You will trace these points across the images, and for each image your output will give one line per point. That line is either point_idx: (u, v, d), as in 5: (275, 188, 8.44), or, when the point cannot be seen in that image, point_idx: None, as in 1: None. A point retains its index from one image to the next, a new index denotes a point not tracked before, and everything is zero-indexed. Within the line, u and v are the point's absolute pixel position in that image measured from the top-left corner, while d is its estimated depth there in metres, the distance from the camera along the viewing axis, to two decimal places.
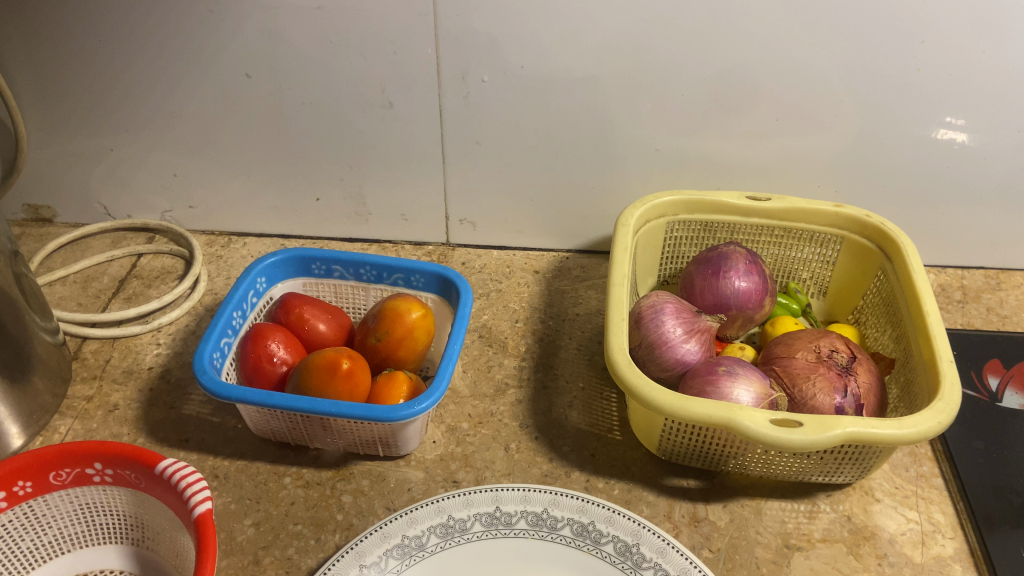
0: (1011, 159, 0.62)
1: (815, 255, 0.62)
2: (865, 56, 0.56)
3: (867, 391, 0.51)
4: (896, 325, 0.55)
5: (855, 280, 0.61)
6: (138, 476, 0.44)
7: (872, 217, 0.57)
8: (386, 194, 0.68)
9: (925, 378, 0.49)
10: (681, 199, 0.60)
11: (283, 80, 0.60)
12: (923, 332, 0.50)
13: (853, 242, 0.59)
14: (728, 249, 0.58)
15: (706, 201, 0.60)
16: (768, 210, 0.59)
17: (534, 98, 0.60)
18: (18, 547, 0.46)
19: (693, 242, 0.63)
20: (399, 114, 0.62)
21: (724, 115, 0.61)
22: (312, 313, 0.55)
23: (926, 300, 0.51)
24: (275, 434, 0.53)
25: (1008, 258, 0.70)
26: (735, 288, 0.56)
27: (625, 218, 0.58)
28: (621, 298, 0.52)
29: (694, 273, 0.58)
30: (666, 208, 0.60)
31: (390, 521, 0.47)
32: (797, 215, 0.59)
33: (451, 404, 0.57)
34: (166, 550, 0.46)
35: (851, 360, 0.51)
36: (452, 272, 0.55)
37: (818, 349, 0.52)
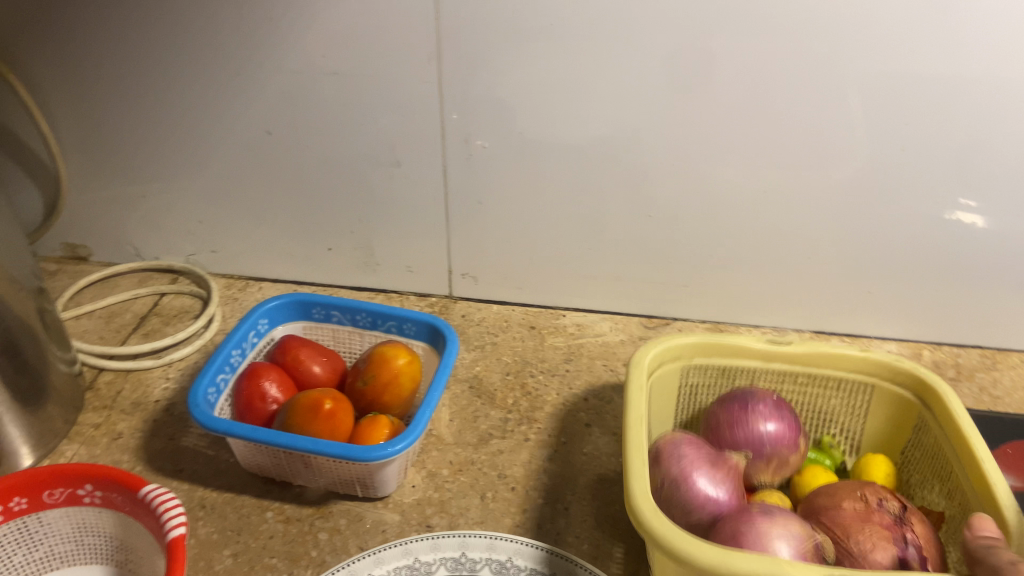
0: (999, 238, 0.63)
1: (841, 405, 0.57)
2: (848, 133, 0.58)
3: (928, 542, 0.45)
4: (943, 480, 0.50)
5: (892, 438, 0.56)
6: (123, 500, 0.47)
7: (908, 364, 0.53)
8: (392, 247, 0.71)
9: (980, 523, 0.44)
10: (702, 340, 0.55)
11: (299, 138, 0.64)
12: (977, 472, 0.46)
13: (884, 390, 0.55)
14: (751, 390, 0.54)
15: (724, 344, 0.55)
16: (789, 352, 0.55)
17: (530, 164, 0.64)
18: (10, 563, 0.49)
19: (710, 386, 0.58)
20: (405, 172, 0.65)
21: (714, 188, 0.63)
22: (308, 355, 0.58)
23: (974, 441, 0.47)
24: (262, 469, 0.55)
25: (1005, 338, 0.70)
26: (762, 430, 0.52)
27: (638, 359, 0.51)
28: (640, 414, 0.47)
29: (717, 412, 0.54)
30: (682, 350, 0.55)
31: (358, 560, 0.49)
32: (821, 359, 0.55)
33: (434, 451, 0.59)
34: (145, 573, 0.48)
35: (903, 508, 0.46)
36: (441, 321, 0.58)
37: (866, 498, 0.47)
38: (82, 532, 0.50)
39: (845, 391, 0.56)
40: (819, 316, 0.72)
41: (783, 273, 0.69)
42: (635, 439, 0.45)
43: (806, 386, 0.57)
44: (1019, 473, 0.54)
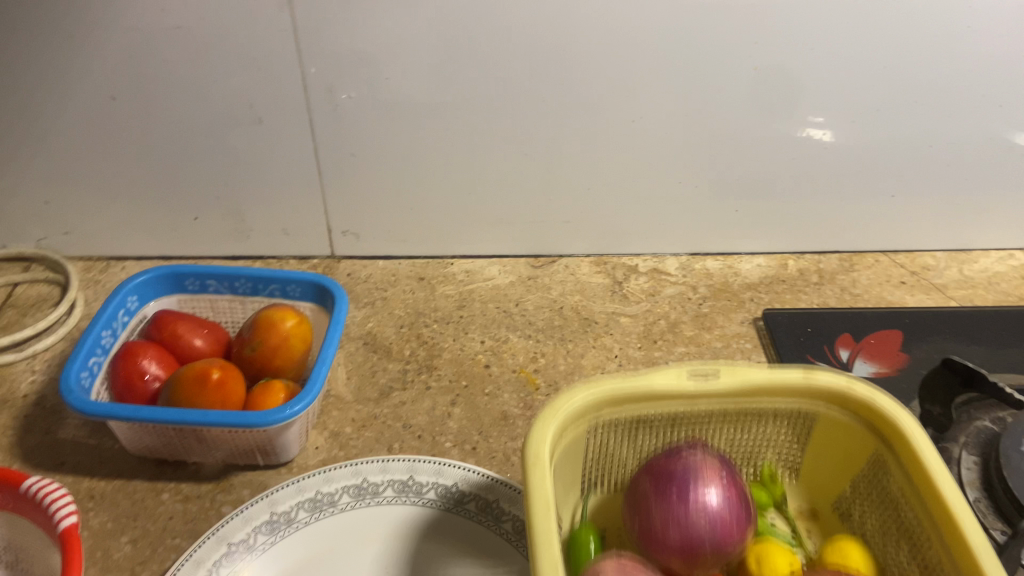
0: (849, 149, 0.67)
1: (782, 436, 0.45)
2: (708, 60, 0.60)
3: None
4: (910, 540, 0.39)
5: (826, 464, 0.46)
6: (3, 498, 0.44)
7: (855, 385, 0.41)
8: (266, 210, 0.68)
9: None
10: (613, 384, 0.41)
11: (150, 100, 0.60)
12: (919, 470, 0.38)
13: (829, 420, 0.43)
14: (690, 458, 0.41)
15: (630, 391, 0.41)
16: (721, 389, 0.41)
17: (401, 112, 0.62)
18: None
19: (624, 444, 0.44)
20: (270, 129, 0.63)
21: (585, 123, 0.64)
22: (187, 329, 0.56)
23: (940, 477, 0.36)
24: (151, 451, 0.53)
25: (859, 242, 0.76)
26: (707, 504, 0.39)
27: (533, 454, 0.37)
28: (547, 500, 0.35)
29: (648, 496, 0.40)
30: (578, 413, 0.40)
31: (252, 504, 0.47)
32: (758, 389, 0.42)
33: (334, 411, 0.58)
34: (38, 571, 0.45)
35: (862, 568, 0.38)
36: (327, 279, 0.57)
37: None
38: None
39: (779, 420, 0.44)
40: (694, 238, 0.75)
41: (657, 200, 0.71)
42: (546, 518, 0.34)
43: (736, 419, 0.44)
44: (881, 359, 0.59)
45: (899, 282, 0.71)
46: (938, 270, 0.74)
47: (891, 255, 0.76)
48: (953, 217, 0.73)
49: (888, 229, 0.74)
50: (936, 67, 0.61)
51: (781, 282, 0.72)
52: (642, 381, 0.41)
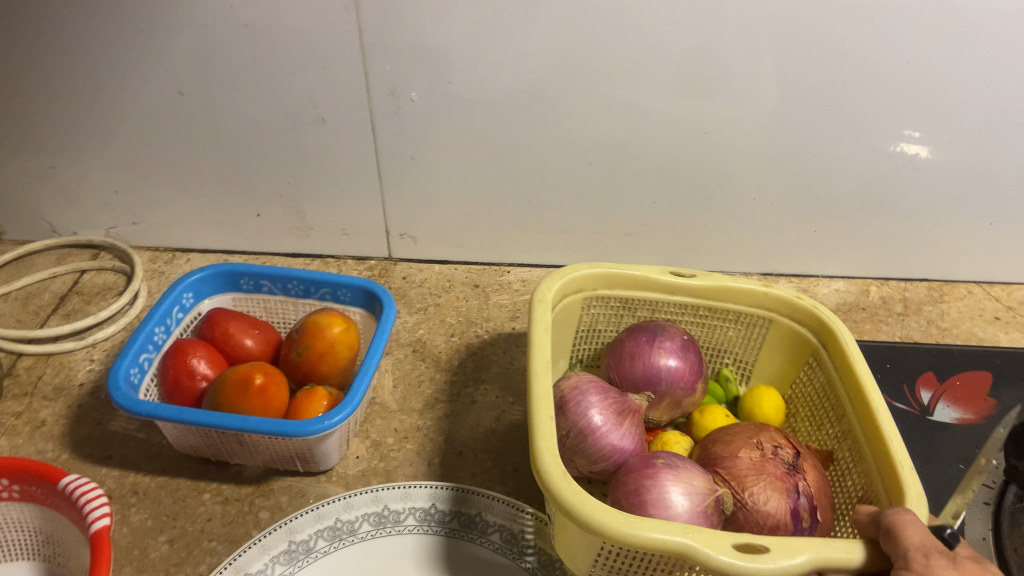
0: (944, 171, 0.62)
1: (737, 336, 0.57)
2: (791, 70, 0.56)
3: (819, 491, 0.46)
4: (830, 416, 0.50)
5: (781, 365, 0.56)
6: (43, 493, 0.44)
7: (804, 299, 0.52)
8: (326, 209, 0.68)
9: (880, 479, 0.42)
10: (611, 267, 0.53)
11: (216, 97, 0.60)
12: (854, 381, 0.47)
13: (782, 326, 0.54)
14: (664, 325, 0.54)
15: (624, 275, 0.53)
16: (694, 288, 0.53)
17: (464, 116, 0.61)
18: None
19: (611, 320, 0.57)
20: (331, 129, 0.62)
21: (656, 132, 0.61)
22: (238, 328, 0.55)
23: (869, 388, 0.45)
24: (196, 449, 0.53)
25: (948, 270, 0.70)
26: (664, 362, 0.51)
27: (543, 292, 0.49)
28: (545, 389, 0.43)
29: (625, 342, 0.53)
30: (583, 283, 0.53)
31: (269, 533, 0.46)
32: (723, 294, 0.54)
33: (378, 419, 0.57)
34: (73, 567, 0.46)
35: (796, 456, 0.47)
36: (377, 285, 0.55)
37: (761, 445, 0.47)
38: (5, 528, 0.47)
39: (743, 324, 0.56)
40: (766, 257, 0.71)
41: (726, 215, 0.68)
42: (540, 338, 0.46)
43: (705, 317, 0.56)
44: (966, 404, 0.54)
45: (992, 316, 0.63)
46: None
47: (984, 286, 0.70)
48: None
49: (982, 258, 0.69)
50: None
51: (860, 310, 0.64)
52: (635, 271, 0.53)
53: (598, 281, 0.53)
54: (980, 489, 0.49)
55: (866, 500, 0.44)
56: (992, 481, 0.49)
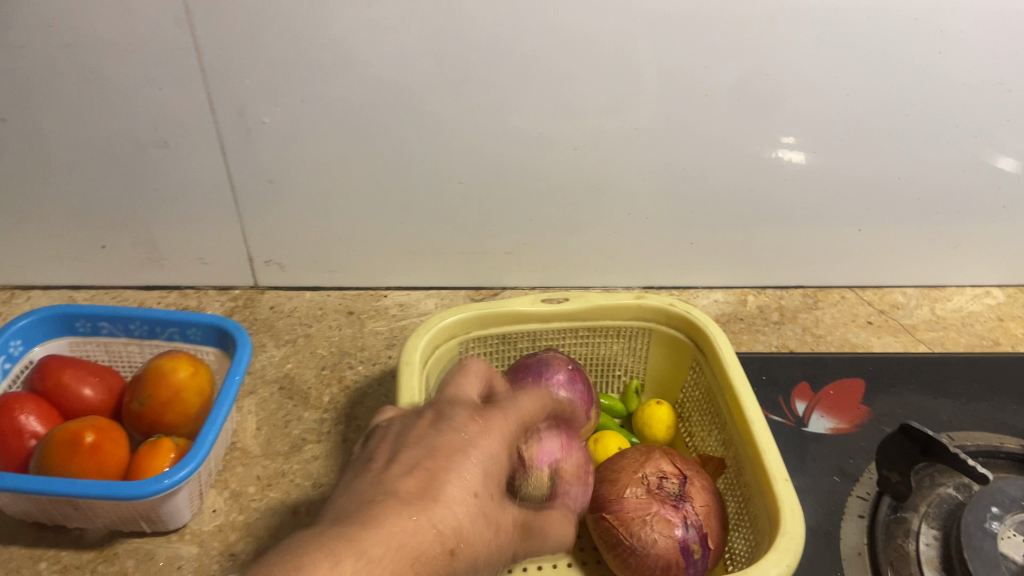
0: (808, 179, 0.62)
1: (623, 350, 0.54)
2: (651, 82, 0.55)
3: (707, 515, 0.44)
4: (715, 423, 0.49)
5: (670, 374, 0.53)
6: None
7: (677, 306, 0.50)
8: (179, 239, 0.62)
9: (760, 499, 0.42)
10: (479, 307, 0.51)
11: (43, 122, 0.55)
12: (731, 393, 0.46)
13: (662, 334, 0.52)
14: (547, 356, 0.50)
15: (494, 314, 0.51)
16: (566, 312, 0.51)
17: (320, 133, 0.57)
18: None
19: (495, 355, 0.54)
20: (177, 154, 0.57)
21: (524, 146, 0.59)
22: (74, 377, 0.50)
23: (745, 399, 0.45)
24: (29, 516, 0.47)
25: (825, 276, 0.71)
26: (556, 400, 0.48)
27: (408, 353, 0.47)
28: None
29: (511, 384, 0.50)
30: (454, 328, 0.51)
31: None
32: (597, 313, 0.51)
33: (238, 466, 0.52)
34: None
35: (683, 483, 0.44)
36: (230, 321, 0.51)
37: (646, 478, 0.45)
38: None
39: (626, 338, 0.53)
40: (648, 269, 0.70)
41: (606, 227, 0.66)
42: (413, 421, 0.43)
43: (587, 337, 0.53)
44: (840, 413, 0.54)
45: (865, 321, 0.63)
46: (908, 309, 0.69)
47: (860, 290, 0.72)
48: (927, 251, 0.68)
49: (857, 262, 0.69)
50: (899, 90, 0.56)
51: (738, 321, 0.64)
52: (502, 306, 0.51)
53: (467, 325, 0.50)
54: (854, 501, 0.48)
55: (749, 514, 0.44)
56: (866, 492, 0.49)
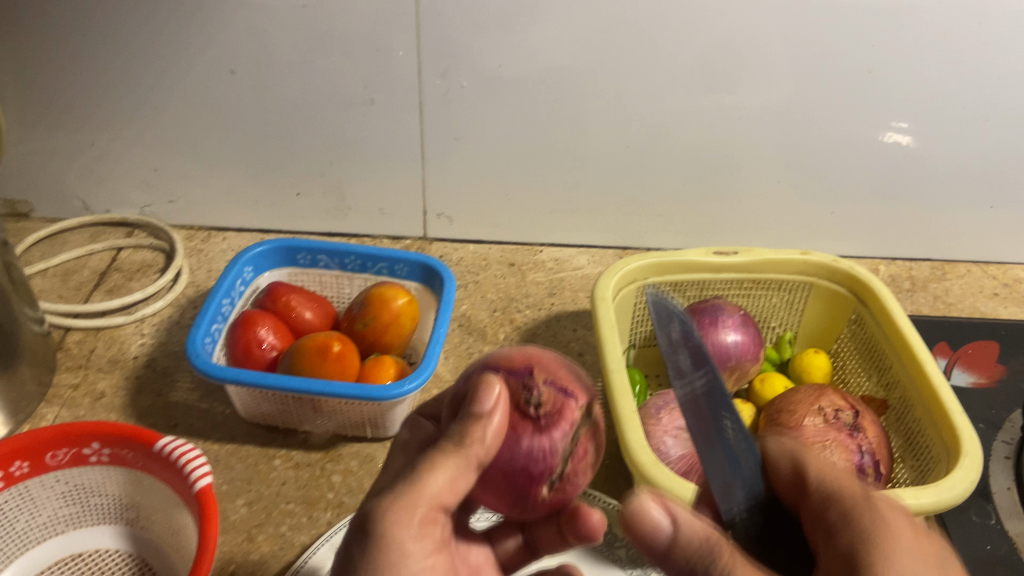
0: (947, 159, 0.68)
1: (782, 303, 0.59)
2: (818, 63, 0.60)
3: (879, 445, 0.49)
4: (876, 368, 0.54)
5: (825, 326, 0.59)
6: (135, 455, 0.45)
7: (841, 261, 0.56)
8: (365, 190, 0.69)
9: (933, 430, 0.47)
10: (658, 256, 0.56)
11: (268, 75, 0.61)
12: (900, 337, 0.51)
13: (822, 288, 0.57)
14: (719, 302, 0.56)
15: (671, 262, 0.56)
16: (737, 264, 0.56)
17: (511, 98, 0.63)
18: (14, 528, 0.46)
19: None
20: (380, 110, 0.63)
21: (689, 116, 0.65)
22: (298, 301, 0.57)
23: (915, 343, 0.50)
24: (266, 418, 0.54)
25: (949, 251, 0.76)
26: (731, 339, 0.54)
27: (602, 290, 0.53)
28: (623, 385, 0.47)
29: None
30: (635, 274, 0.56)
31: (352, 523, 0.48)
32: (765, 265, 0.57)
33: (434, 389, 0.59)
34: (161, 529, 0.47)
35: (856, 416, 0.50)
36: (435, 261, 0.58)
37: (823, 410, 0.50)
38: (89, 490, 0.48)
39: (786, 291, 0.59)
40: (781, 237, 0.76)
41: (749, 197, 0.72)
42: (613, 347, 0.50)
43: (751, 289, 0.59)
44: (978, 369, 0.60)
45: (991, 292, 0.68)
46: None
47: (983, 266, 0.77)
48: None
49: (981, 239, 0.75)
50: None
51: None
52: (680, 256, 0.56)
53: (650, 270, 0.56)
54: (998, 445, 0.54)
55: (916, 445, 0.49)
56: (1009, 437, 0.54)
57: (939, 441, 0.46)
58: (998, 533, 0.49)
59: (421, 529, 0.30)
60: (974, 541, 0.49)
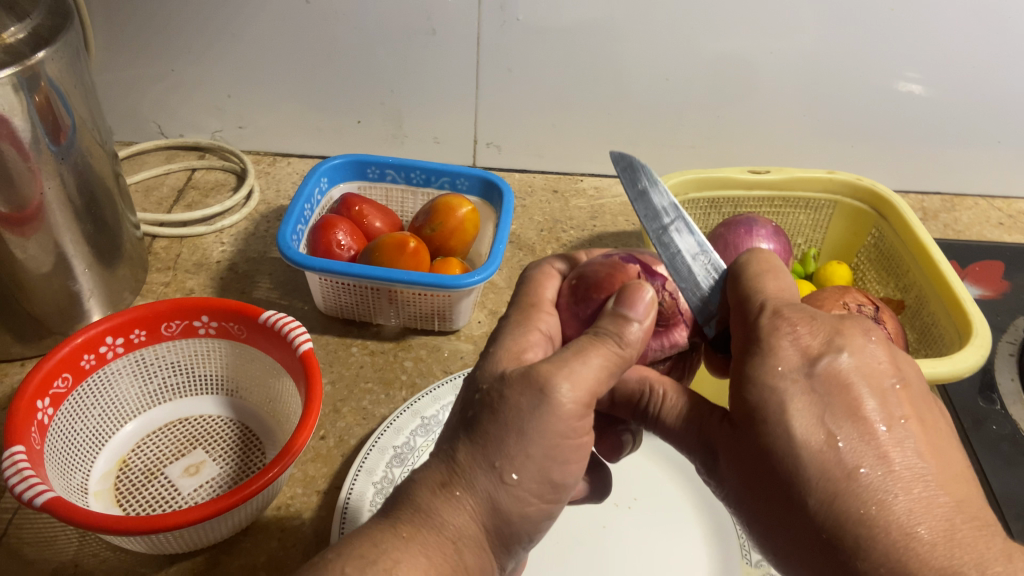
0: (959, 102, 0.73)
1: (807, 220, 0.66)
2: (848, 5, 0.65)
3: (897, 336, 0.55)
4: (895, 275, 0.60)
5: (847, 240, 0.65)
6: (241, 327, 0.52)
7: (864, 180, 0.62)
8: (422, 118, 0.76)
9: (948, 320, 0.53)
10: (699, 172, 0.62)
11: (340, 6, 0.66)
12: (917, 244, 0.57)
13: (846, 205, 0.64)
14: (752, 215, 0.62)
15: (711, 179, 0.62)
16: (770, 181, 0.62)
17: (562, 35, 0.68)
18: (130, 392, 0.52)
19: (701, 218, 0.65)
20: (440, 40, 0.69)
21: (722, 55, 0.69)
22: (369, 210, 0.63)
23: (931, 247, 0.56)
24: (343, 312, 0.60)
25: (958, 186, 0.83)
26: (764, 247, 0.60)
27: None
28: None
29: (724, 234, 0.61)
30: (678, 188, 0.62)
31: (417, 400, 0.53)
32: (795, 183, 0.63)
33: (491, 293, 0.65)
34: (259, 397, 0.54)
35: (877, 310, 0.55)
36: (494, 176, 0.64)
37: (848, 305, 0.56)
38: (192, 363, 0.54)
39: (812, 208, 0.65)
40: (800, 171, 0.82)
41: (772, 135, 0.78)
42: None
43: (780, 207, 0.65)
44: (986, 283, 0.66)
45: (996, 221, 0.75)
46: None
47: (989, 200, 0.84)
48: None
49: (987, 172, 0.81)
50: None
51: None
52: (718, 175, 0.62)
53: (692, 186, 0.62)
54: (1004, 344, 0.60)
55: (932, 336, 0.55)
56: (1014, 338, 0.61)
57: (953, 328, 0.52)
58: (1002, 416, 0.55)
59: (574, 409, 0.30)
60: (980, 420, 0.55)
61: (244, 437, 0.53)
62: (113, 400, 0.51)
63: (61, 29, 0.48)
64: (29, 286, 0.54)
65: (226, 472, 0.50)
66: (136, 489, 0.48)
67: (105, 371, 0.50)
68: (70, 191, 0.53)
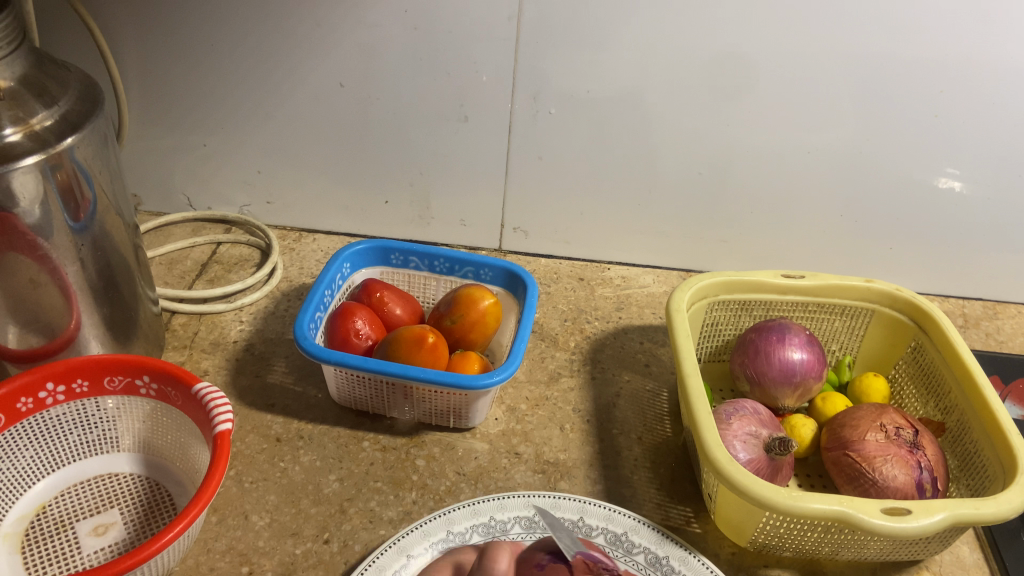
0: (1001, 208, 0.71)
1: (842, 327, 0.63)
2: (884, 106, 0.64)
3: (937, 463, 0.51)
4: (935, 392, 0.57)
5: (885, 349, 0.63)
6: (177, 394, 0.50)
7: (903, 291, 0.60)
8: (450, 200, 0.75)
9: (992, 451, 0.50)
10: (730, 273, 0.60)
11: (374, 90, 0.66)
12: (960, 364, 0.54)
13: (884, 315, 0.61)
14: (785, 322, 0.59)
15: (743, 281, 0.60)
16: (804, 287, 0.60)
17: (594, 122, 0.67)
18: (71, 440, 0.51)
19: (731, 320, 0.63)
20: (471, 127, 0.68)
21: (754, 150, 0.68)
22: (390, 298, 0.61)
23: (977, 370, 0.53)
24: (356, 402, 0.59)
25: (1003, 292, 0.80)
26: (795, 357, 0.57)
27: (677, 302, 0.57)
28: (700, 389, 0.50)
29: (756, 339, 0.59)
30: (707, 290, 0.59)
31: (429, 520, 0.49)
32: (831, 290, 0.61)
33: (510, 388, 0.63)
34: (188, 467, 0.51)
35: (916, 434, 0.52)
36: (519, 268, 0.62)
37: (885, 426, 0.53)
38: (140, 421, 0.53)
39: (848, 315, 0.63)
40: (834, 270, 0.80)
41: (806, 231, 0.76)
42: (690, 353, 0.53)
43: (815, 312, 0.62)
44: None
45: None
46: None
47: None
48: None
49: None
50: None
51: None
52: (750, 278, 0.60)
53: (723, 289, 0.60)
54: None
55: (975, 466, 0.52)
56: None
57: (997, 461, 0.49)
58: None
59: None
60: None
61: (161, 504, 0.50)
62: (52, 444, 0.51)
63: (90, 114, 0.48)
64: (32, 356, 0.53)
65: (131, 542, 0.48)
66: (42, 541, 0.47)
67: (43, 416, 0.50)
68: (90, 272, 0.53)
